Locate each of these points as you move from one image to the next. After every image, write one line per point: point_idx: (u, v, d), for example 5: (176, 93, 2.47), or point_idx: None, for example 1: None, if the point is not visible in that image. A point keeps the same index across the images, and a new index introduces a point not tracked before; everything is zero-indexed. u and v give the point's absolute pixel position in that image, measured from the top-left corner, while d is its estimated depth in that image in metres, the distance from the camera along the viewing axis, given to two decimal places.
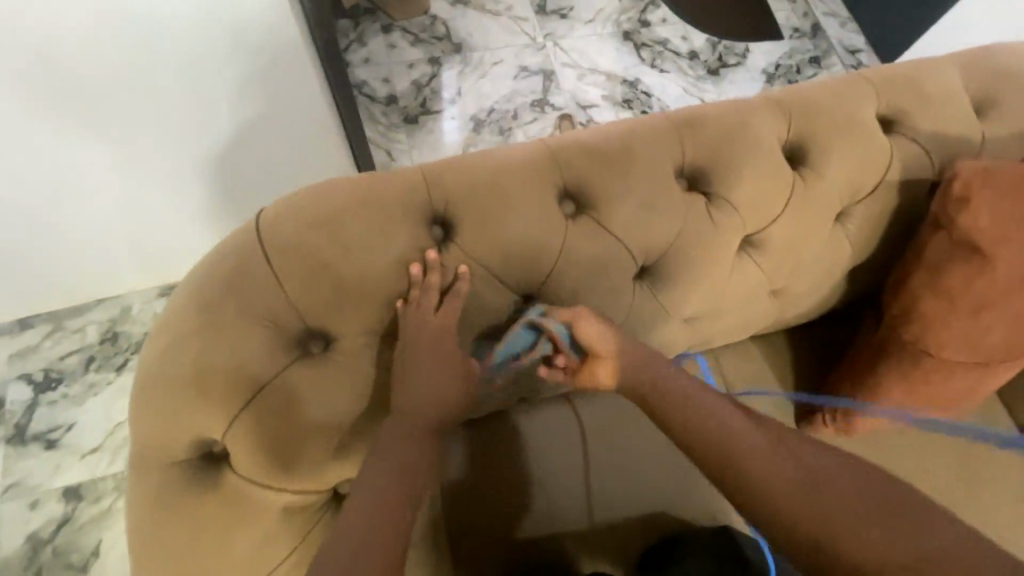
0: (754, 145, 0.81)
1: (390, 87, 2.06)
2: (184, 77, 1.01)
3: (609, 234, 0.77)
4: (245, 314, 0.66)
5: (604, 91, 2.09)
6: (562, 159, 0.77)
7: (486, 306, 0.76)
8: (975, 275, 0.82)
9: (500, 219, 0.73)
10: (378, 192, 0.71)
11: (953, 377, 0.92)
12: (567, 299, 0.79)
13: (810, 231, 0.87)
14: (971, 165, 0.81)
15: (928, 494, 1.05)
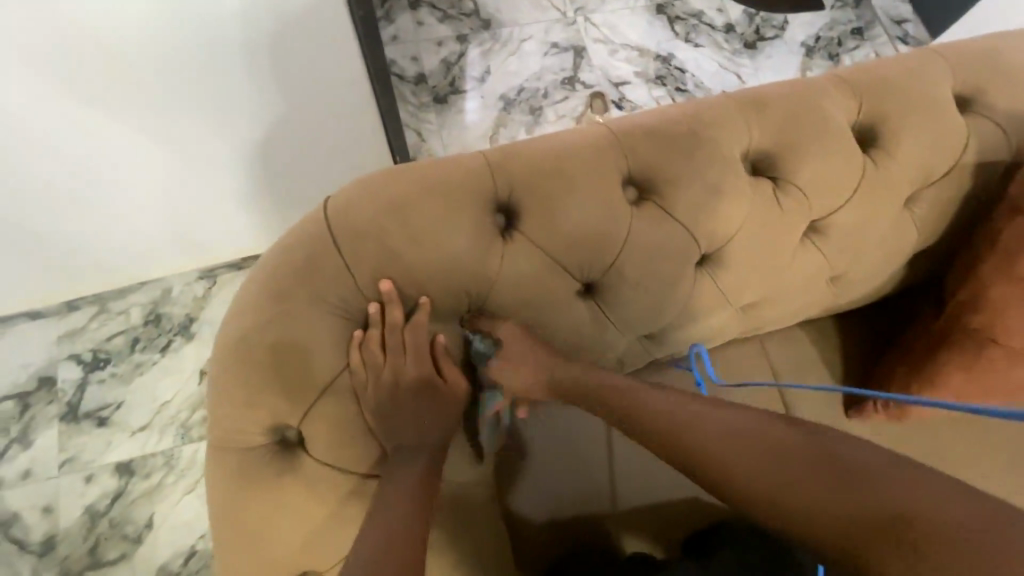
0: (824, 127, 0.79)
1: (419, 66, 2.03)
2: (236, 63, 1.02)
3: (674, 221, 0.76)
4: (316, 302, 0.67)
5: (636, 67, 2.04)
6: (626, 143, 0.76)
7: (548, 295, 0.75)
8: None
9: (565, 206, 0.72)
10: (444, 179, 0.70)
11: (1019, 365, 0.89)
12: (628, 287, 0.78)
13: (878, 216, 0.84)
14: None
15: (978, 479, 1.04)
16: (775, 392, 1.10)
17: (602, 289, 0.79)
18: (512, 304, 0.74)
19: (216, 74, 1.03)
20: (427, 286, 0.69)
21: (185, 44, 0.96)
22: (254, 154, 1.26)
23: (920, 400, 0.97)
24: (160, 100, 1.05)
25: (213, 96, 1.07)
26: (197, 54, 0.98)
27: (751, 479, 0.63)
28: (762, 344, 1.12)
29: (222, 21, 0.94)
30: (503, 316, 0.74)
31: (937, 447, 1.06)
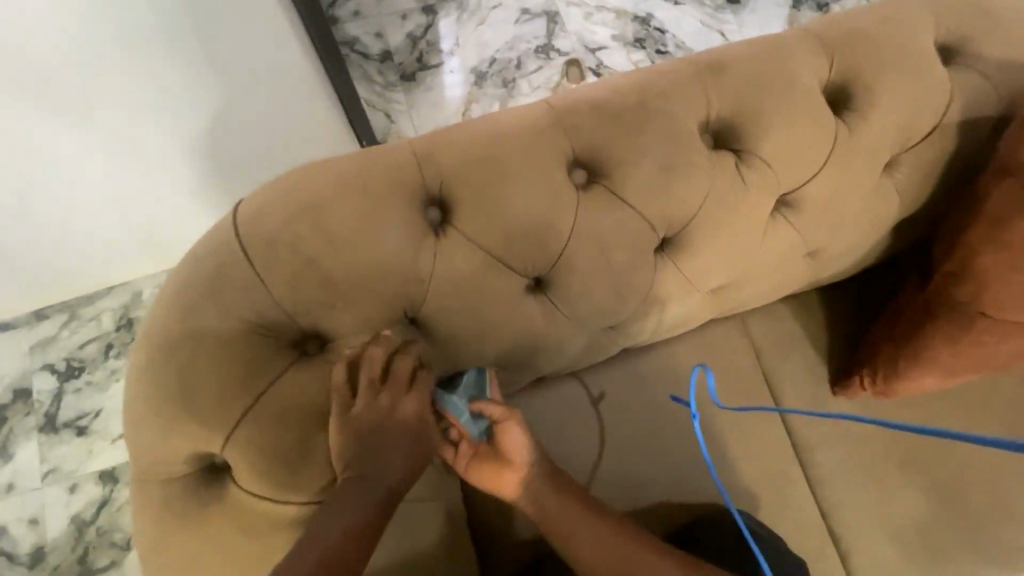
0: (793, 90, 0.71)
1: (384, 42, 1.92)
2: (159, 48, 0.91)
3: (625, 206, 0.69)
4: (231, 320, 0.61)
5: (613, 30, 1.92)
6: (569, 121, 0.68)
7: (490, 294, 0.69)
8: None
9: (502, 197, 0.65)
10: (367, 174, 0.64)
11: (1012, 339, 0.83)
12: (580, 279, 0.72)
13: (854, 186, 0.77)
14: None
15: None
16: (757, 373, 1.05)
17: (552, 283, 0.72)
18: (450, 305, 0.68)
19: (138, 61, 0.92)
20: (351, 296, 0.63)
21: (94, 29, 0.85)
22: (199, 147, 1.15)
23: (907, 376, 0.91)
24: (81, 94, 0.94)
25: (139, 87, 0.96)
26: (110, 40, 0.87)
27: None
28: (742, 323, 1.07)
29: (131, 0, 0.83)
30: (443, 320, 0.69)
31: (926, 423, 1.01)
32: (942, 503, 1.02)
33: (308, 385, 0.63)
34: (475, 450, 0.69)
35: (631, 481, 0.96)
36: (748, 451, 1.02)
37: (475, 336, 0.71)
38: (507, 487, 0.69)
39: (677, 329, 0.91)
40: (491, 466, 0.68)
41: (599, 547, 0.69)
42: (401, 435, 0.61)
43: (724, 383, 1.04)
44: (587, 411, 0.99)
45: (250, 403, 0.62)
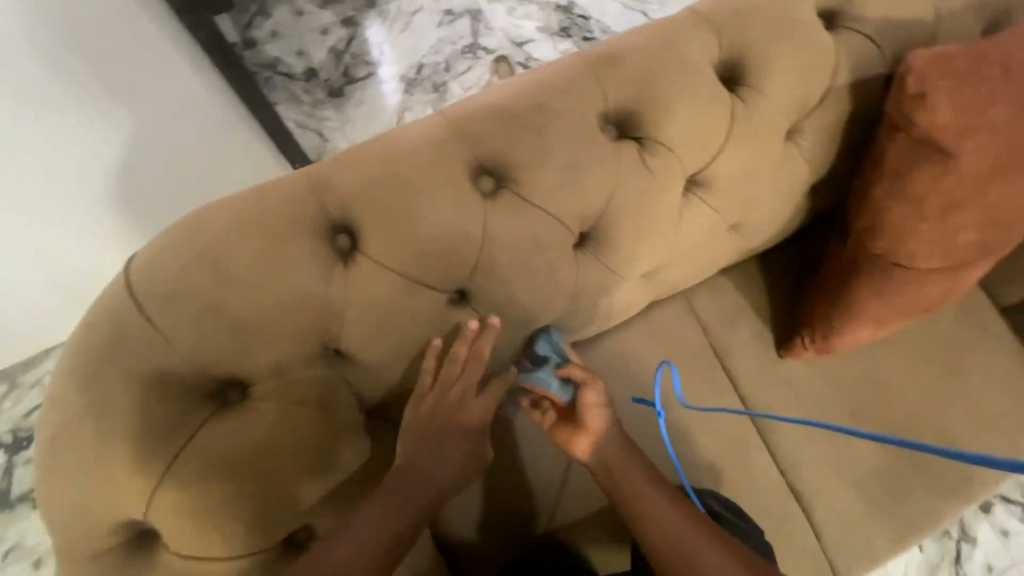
0: (689, 69, 0.72)
1: (307, 59, 1.73)
2: (58, 95, 0.82)
3: (535, 208, 0.69)
4: (133, 382, 0.59)
5: (538, 22, 1.94)
6: (469, 129, 0.67)
7: (411, 313, 0.68)
8: (941, 177, 0.75)
9: (408, 216, 0.64)
10: (268, 210, 0.62)
11: (930, 285, 0.86)
12: (503, 285, 0.71)
13: (760, 158, 0.78)
14: (923, 53, 0.71)
15: (917, 400, 1.03)
16: (706, 349, 1.06)
17: (476, 295, 0.72)
18: (369, 332, 0.67)
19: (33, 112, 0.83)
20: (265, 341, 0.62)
21: None
22: (125, 189, 1.06)
23: (843, 331, 0.93)
24: None
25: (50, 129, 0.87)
26: (11, 83, 0.78)
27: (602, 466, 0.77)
28: (685, 301, 1.08)
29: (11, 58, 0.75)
30: (368, 345, 0.68)
31: (870, 373, 1.04)
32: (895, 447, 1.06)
33: (229, 441, 0.62)
34: (561, 413, 0.79)
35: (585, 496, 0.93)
36: (705, 427, 1.03)
37: (401, 357, 0.71)
38: (581, 450, 0.78)
39: (617, 318, 0.93)
40: (567, 428, 0.78)
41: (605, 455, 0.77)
42: (445, 423, 0.71)
43: (675, 364, 1.05)
44: None
45: (174, 454, 0.60)
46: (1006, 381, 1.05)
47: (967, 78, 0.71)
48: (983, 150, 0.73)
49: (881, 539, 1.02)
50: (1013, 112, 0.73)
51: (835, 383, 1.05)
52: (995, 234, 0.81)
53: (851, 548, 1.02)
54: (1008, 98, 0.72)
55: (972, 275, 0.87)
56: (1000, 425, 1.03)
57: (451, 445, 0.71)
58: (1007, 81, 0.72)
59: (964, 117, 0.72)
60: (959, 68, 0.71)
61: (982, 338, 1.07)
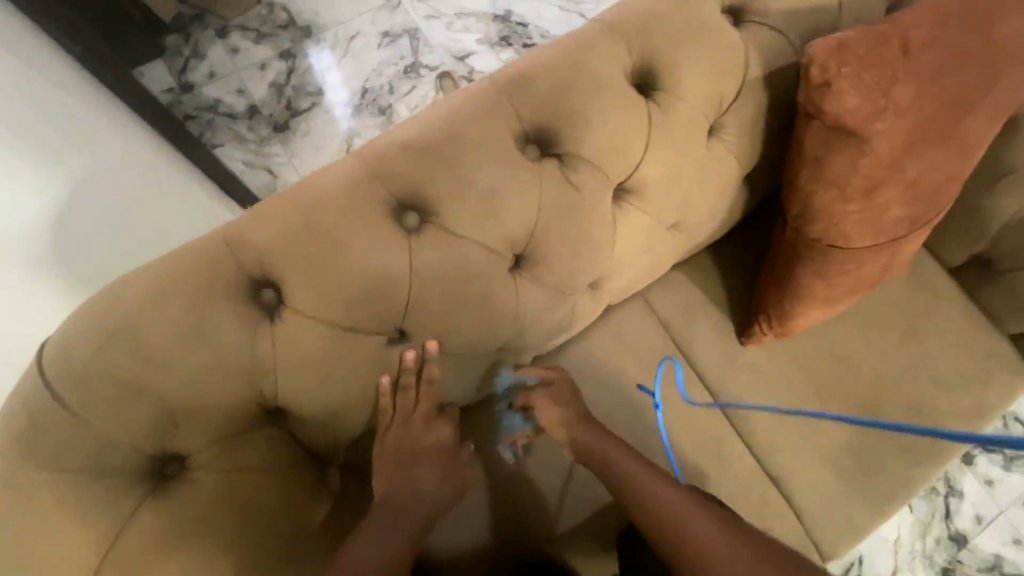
0: (679, 57, 0.77)
1: (247, 97, 2.06)
2: (20, 122, 0.78)
3: (584, 167, 0.75)
4: (146, 412, 0.62)
5: (478, 34, 2.15)
6: (510, 97, 0.72)
7: (464, 279, 0.72)
8: (856, 159, 0.76)
9: (455, 191, 0.69)
10: (319, 207, 0.66)
11: (865, 263, 0.91)
12: (545, 253, 0.77)
13: (735, 155, 0.88)
14: (823, 42, 0.69)
15: (863, 368, 1.20)
16: (669, 343, 1.20)
17: (529, 258, 0.77)
18: (430, 299, 0.71)
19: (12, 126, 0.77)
20: (312, 360, 0.67)
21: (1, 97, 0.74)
22: (106, 237, 1.00)
23: (795, 314, 0.99)
24: None
25: (26, 173, 0.81)
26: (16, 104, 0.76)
27: (620, 484, 0.78)
28: (645, 299, 1.22)
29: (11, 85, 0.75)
30: (411, 329, 0.72)
31: (820, 348, 1.21)
32: (858, 414, 1.17)
33: (172, 504, 0.63)
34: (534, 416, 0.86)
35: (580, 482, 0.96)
36: (684, 416, 1.15)
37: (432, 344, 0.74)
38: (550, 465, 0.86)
39: (626, 292, 1.00)
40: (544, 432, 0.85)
41: (621, 469, 0.79)
42: (424, 446, 0.73)
43: (647, 363, 1.17)
44: None
45: (220, 477, 0.66)
46: (946, 342, 1.22)
47: (943, 37, 0.71)
48: (896, 129, 0.73)
49: (855, 501, 1.14)
50: (983, 66, 0.74)
51: (793, 360, 1.20)
52: (920, 209, 0.84)
53: (830, 512, 1.13)
54: (908, 79, 0.71)
55: (914, 245, 0.92)
56: (938, 379, 1.20)
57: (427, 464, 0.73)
58: (913, 61, 0.71)
59: (878, 100, 0.71)
60: (894, 45, 0.70)
61: (925, 303, 1.23)
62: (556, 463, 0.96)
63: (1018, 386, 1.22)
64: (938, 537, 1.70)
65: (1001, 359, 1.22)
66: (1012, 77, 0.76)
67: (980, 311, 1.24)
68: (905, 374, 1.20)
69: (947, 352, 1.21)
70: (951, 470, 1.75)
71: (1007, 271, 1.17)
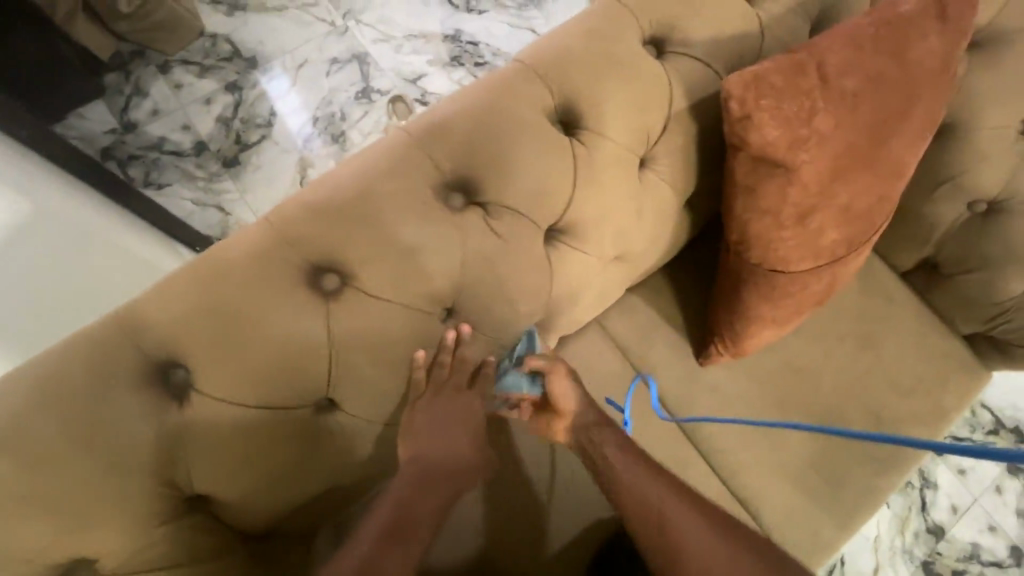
0: (601, 93, 0.75)
1: (193, 133, 2.00)
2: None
3: (509, 214, 0.72)
4: (43, 518, 0.57)
5: (429, 55, 2.12)
6: (426, 147, 0.69)
7: (388, 339, 0.69)
8: (784, 188, 0.75)
9: (371, 251, 0.66)
10: (225, 281, 0.62)
11: (809, 284, 0.90)
12: (476, 304, 0.74)
13: (670, 185, 0.86)
14: (738, 76, 0.67)
15: (825, 379, 1.18)
16: (628, 368, 1.17)
17: (460, 310, 0.74)
18: (354, 364, 0.68)
19: None
20: (233, 439, 0.64)
21: None
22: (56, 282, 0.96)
23: (747, 336, 0.98)
24: None
25: None
26: None
27: (621, 490, 0.75)
28: (601, 325, 1.19)
29: None
30: (338, 396, 0.69)
31: (780, 362, 1.19)
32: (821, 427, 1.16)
33: None
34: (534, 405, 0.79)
35: (534, 530, 0.93)
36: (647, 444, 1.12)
37: (362, 408, 0.71)
38: (559, 434, 0.79)
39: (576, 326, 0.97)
40: (545, 416, 0.78)
41: (623, 471, 0.75)
42: (445, 451, 0.71)
43: (607, 392, 1.14)
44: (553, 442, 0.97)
45: None
46: (906, 347, 1.21)
47: (858, 64, 0.70)
48: (819, 157, 0.73)
49: (824, 517, 1.13)
50: (904, 87, 0.73)
51: (755, 376, 1.18)
52: (855, 229, 0.83)
53: (799, 529, 1.12)
54: (828, 107, 0.70)
55: (857, 261, 0.91)
56: (898, 386, 1.19)
57: (442, 470, 0.71)
58: (831, 89, 0.70)
59: (799, 130, 0.70)
60: (811, 73, 0.69)
61: (882, 309, 1.22)
62: (517, 504, 0.93)
63: (973, 385, 1.22)
64: (917, 531, 1.70)
65: (958, 360, 1.22)
66: (929, 99, 0.76)
67: (935, 313, 1.24)
68: (866, 382, 1.19)
69: (905, 356, 1.20)
70: (925, 464, 1.75)
71: (952, 273, 1.16)
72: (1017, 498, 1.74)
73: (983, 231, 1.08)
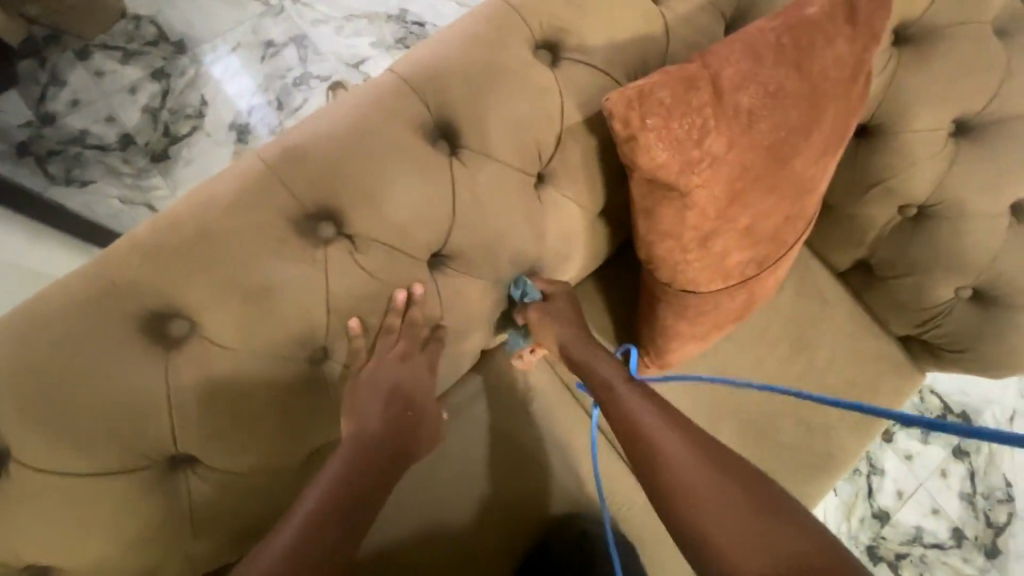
0: (484, 109, 0.69)
1: (117, 125, 1.73)
2: None
3: (382, 245, 0.67)
4: None
5: (372, 37, 1.89)
6: (283, 176, 0.63)
7: (245, 386, 0.63)
8: (682, 211, 0.70)
9: (218, 295, 0.60)
10: (42, 338, 0.56)
11: (724, 301, 0.85)
12: (351, 343, 0.68)
13: (572, 201, 0.80)
14: (620, 94, 0.61)
15: (759, 386, 1.15)
16: None
17: (333, 351, 0.68)
18: (207, 416, 0.62)
19: None
20: (64, 505, 0.58)
21: None
22: None
23: (667, 353, 0.93)
24: None
25: None
26: None
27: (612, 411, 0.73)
28: None
29: None
30: (195, 449, 0.64)
31: (713, 371, 1.15)
32: (751, 436, 1.13)
33: None
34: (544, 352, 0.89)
35: (439, 568, 0.88)
36: None
37: (225, 458, 0.66)
38: None
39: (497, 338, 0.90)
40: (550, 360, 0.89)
41: (613, 395, 0.74)
42: (390, 418, 0.68)
43: None
44: (472, 466, 0.92)
45: None
46: (840, 351, 1.18)
47: (753, 77, 0.66)
48: (715, 178, 0.67)
49: None
50: (805, 101, 0.68)
51: (688, 388, 1.13)
52: (763, 247, 0.79)
53: None
54: (721, 126, 0.65)
55: (778, 273, 0.87)
56: (830, 391, 1.17)
57: (386, 434, 0.67)
58: (722, 107, 0.65)
59: (691, 152, 0.64)
60: (700, 90, 0.63)
61: (816, 311, 1.19)
62: (430, 537, 0.88)
63: (904, 387, 1.21)
64: (863, 517, 1.69)
65: (889, 361, 1.20)
66: (833, 108, 0.71)
67: (870, 315, 1.21)
68: (799, 387, 1.16)
69: (837, 361, 1.18)
70: (871, 449, 1.74)
71: (885, 277, 1.13)
72: (960, 482, 1.74)
73: (913, 236, 1.04)
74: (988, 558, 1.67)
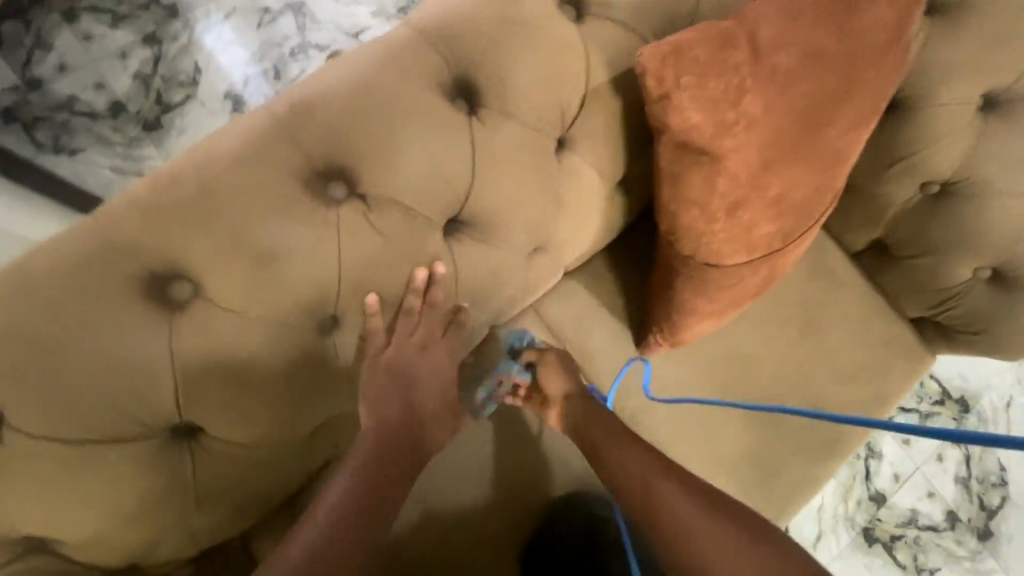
0: (507, 65, 0.65)
1: None
2: None
3: (398, 208, 0.63)
4: None
5: None
6: (294, 131, 0.59)
7: (254, 354, 0.60)
8: (711, 178, 0.67)
9: (224, 256, 0.57)
10: (36, 297, 0.52)
11: (745, 277, 0.82)
12: (364, 312, 0.65)
13: (593, 168, 0.76)
14: (655, 49, 0.57)
15: (770, 366, 1.13)
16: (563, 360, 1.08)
17: (346, 318, 0.65)
18: (213, 383, 0.59)
19: None
20: (63, 473, 0.55)
21: None
22: None
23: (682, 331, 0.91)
24: None
25: None
26: None
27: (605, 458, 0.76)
28: (537, 312, 1.09)
29: None
30: (201, 418, 0.61)
31: (724, 351, 1.13)
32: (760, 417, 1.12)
33: None
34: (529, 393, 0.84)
35: (446, 546, 0.86)
36: None
37: (231, 428, 0.63)
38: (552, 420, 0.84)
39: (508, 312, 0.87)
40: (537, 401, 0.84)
41: (604, 440, 0.77)
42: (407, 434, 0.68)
43: None
44: (480, 443, 0.90)
45: None
46: (852, 332, 1.16)
47: (792, 37, 0.62)
48: (748, 143, 0.64)
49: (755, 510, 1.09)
50: (843, 64, 0.65)
51: (698, 367, 1.12)
52: (790, 219, 0.76)
53: None
54: (757, 88, 0.62)
55: (800, 248, 0.84)
56: (840, 372, 1.15)
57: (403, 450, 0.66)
58: (759, 68, 0.61)
59: (725, 113, 0.61)
60: (737, 48, 0.60)
61: (829, 292, 1.16)
62: (437, 515, 0.86)
63: (914, 370, 1.19)
64: (860, 499, 1.70)
65: (900, 344, 1.19)
66: (870, 74, 0.68)
67: (882, 296, 1.19)
68: (811, 368, 1.14)
69: (848, 342, 1.16)
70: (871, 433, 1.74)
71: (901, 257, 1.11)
72: (956, 466, 1.75)
73: (934, 215, 1.02)
74: (980, 540, 1.69)
